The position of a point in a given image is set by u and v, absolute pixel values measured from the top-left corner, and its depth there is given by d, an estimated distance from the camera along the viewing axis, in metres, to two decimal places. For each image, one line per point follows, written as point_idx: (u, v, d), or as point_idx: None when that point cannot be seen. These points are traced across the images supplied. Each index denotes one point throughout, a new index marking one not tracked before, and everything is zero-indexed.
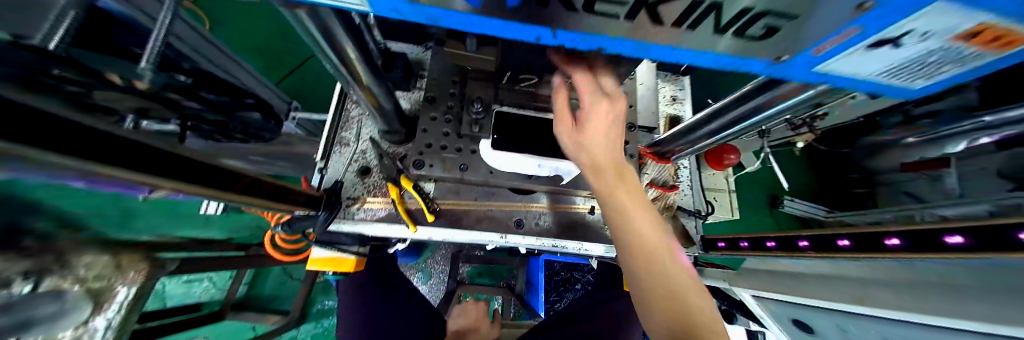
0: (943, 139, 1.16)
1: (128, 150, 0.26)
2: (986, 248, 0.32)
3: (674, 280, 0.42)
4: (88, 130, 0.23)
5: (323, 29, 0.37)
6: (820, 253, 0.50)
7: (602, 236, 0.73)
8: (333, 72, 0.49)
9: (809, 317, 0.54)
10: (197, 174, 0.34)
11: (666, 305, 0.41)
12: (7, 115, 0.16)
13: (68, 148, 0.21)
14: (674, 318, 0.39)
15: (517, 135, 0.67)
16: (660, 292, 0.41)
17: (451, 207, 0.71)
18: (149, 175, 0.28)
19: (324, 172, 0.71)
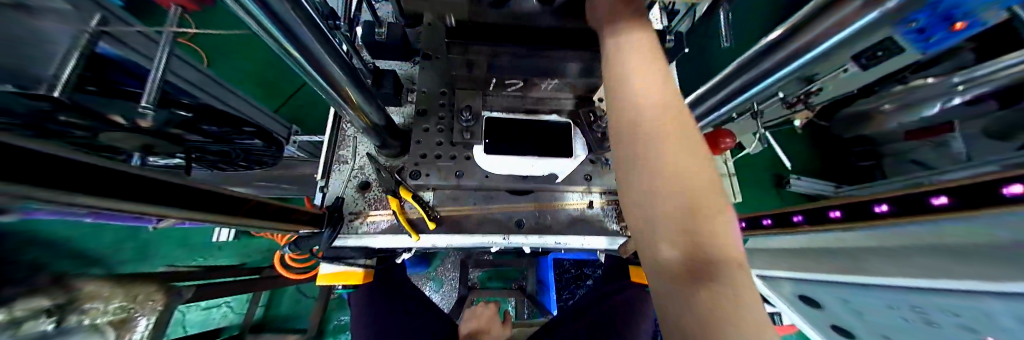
0: (916, 102, 1.18)
1: (137, 185, 0.28)
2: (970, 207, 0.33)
3: (700, 194, 0.28)
4: (100, 169, 0.25)
5: (307, 54, 0.39)
6: (813, 226, 0.52)
7: (603, 229, 0.74)
8: (325, 96, 0.51)
9: (816, 293, 0.58)
10: (202, 203, 0.36)
11: (681, 226, 0.28)
12: (17, 162, 0.18)
13: (81, 187, 0.23)
14: (689, 244, 0.27)
15: (508, 137, 0.68)
16: (676, 210, 0.28)
17: (451, 213, 0.72)
18: (155, 206, 0.30)
19: (326, 191, 0.73)
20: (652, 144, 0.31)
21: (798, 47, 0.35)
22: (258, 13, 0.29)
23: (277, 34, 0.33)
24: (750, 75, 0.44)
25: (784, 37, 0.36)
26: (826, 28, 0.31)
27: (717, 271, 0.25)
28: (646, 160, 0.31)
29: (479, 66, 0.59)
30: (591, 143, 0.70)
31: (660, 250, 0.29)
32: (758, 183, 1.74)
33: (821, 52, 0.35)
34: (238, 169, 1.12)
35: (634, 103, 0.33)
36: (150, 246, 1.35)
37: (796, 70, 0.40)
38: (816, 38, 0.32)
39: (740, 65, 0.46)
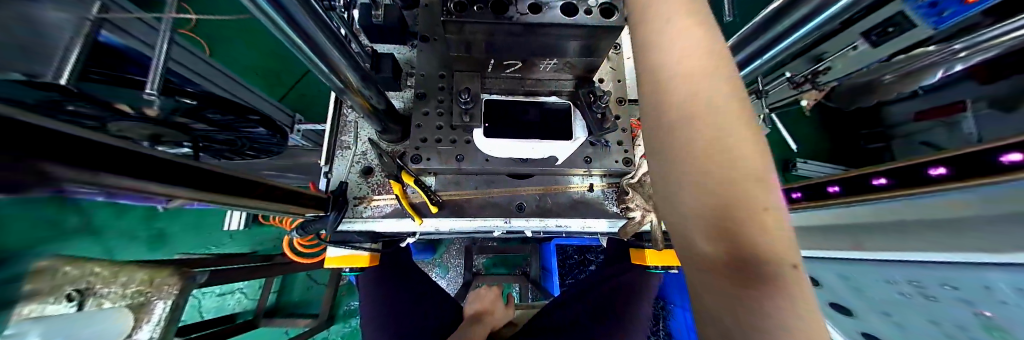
0: (918, 70, 1.05)
1: (156, 167, 0.29)
2: (983, 175, 0.33)
3: (751, 175, 0.20)
4: (121, 151, 0.26)
5: (307, 37, 0.38)
6: (819, 202, 0.51)
7: (605, 212, 0.75)
8: (328, 83, 0.51)
9: (815, 269, 0.62)
10: (216, 184, 0.37)
11: (719, 215, 0.21)
12: (44, 140, 0.19)
13: (109, 168, 0.25)
14: (729, 239, 0.20)
15: (508, 121, 0.68)
16: (707, 196, 0.21)
17: (453, 197, 0.73)
18: (172, 187, 0.32)
19: (330, 176, 0.73)
20: (687, 112, 0.23)
21: (813, 8, 0.34)
22: None
23: (273, 15, 0.32)
24: (762, 43, 0.43)
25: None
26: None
27: (768, 276, 0.18)
28: (677, 134, 0.24)
29: (475, 44, 0.58)
30: (591, 125, 0.69)
31: (696, 245, 0.23)
32: None
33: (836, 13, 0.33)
34: (246, 158, 1.18)
35: (664, 62, 0.25)
36: (164, 236, 1.40)
37: (810, 34, 0.39)
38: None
39: (748, 36, 0.44)
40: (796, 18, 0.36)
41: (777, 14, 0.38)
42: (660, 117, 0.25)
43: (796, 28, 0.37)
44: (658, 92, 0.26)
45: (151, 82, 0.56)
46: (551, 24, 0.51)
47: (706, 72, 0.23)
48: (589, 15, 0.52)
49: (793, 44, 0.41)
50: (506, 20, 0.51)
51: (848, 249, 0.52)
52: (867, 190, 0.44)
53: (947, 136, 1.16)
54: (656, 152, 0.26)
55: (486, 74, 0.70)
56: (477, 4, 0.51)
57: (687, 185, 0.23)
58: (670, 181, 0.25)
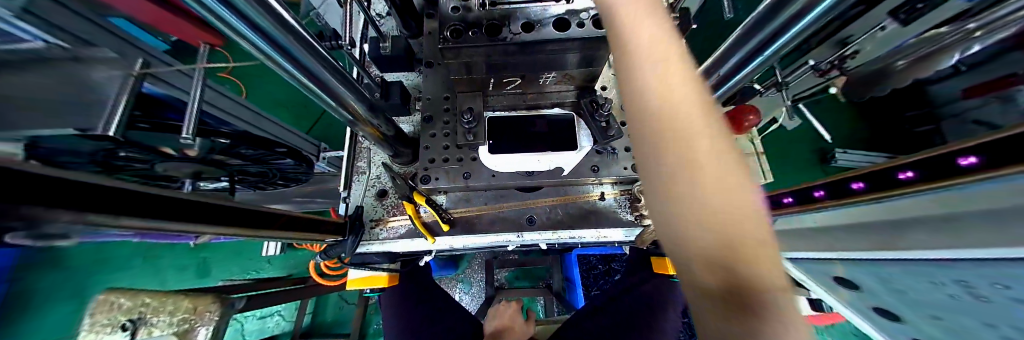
0: (932, 53, 0.97)
1: (197, 210, 0.34)
2: (1001, 164, 0.26)
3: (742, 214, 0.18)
4: (170, 199, 0.31)
5: (315, 79, 0.42)
6: (839, 200, 0.44)
7: (620, 220, 0.72)
8: (341, 119, 0.56)
9: (850, 272, 0.54)
10: (246, 219, 0.42)
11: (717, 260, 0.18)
12: (100, 197, 0.23)
13: (158, 215, 0.29)
14: (732, 273, 0.17)
15: (511, 137, 0.69)
16: (709, 221, 0.18)
17: (464, 214, 0.75)
18: (210, 226, 0.36)
19: (348, 200, 0.77)
20: (669, 126, 0.21)
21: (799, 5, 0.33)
22: (260, 44, 0.33)
23: (281, 62, 0.37)
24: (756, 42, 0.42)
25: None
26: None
27: (767, 309, 0.16)
28: (661, 147, 0.21)
29: (472, 65, 0.60)
30: (595, 134, 0.68)
31: (694, 276, 0.19)
32: (800, 160, 1.58)
33: (829, 6, 0.32)
34: (277, 187, 1.26)
35: (642, 69, 0.22)
36: (211, 265, 1.54)
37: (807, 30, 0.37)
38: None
39: (742, 35, 0.43)
40: (786, 15, 0.35)
41: (767, 11, 0.37)
42: (642, 129, 0.22)
43: (788, 26, 0.37)
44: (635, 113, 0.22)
45: (187, 127, 0.63)
46: (548, 41, 0.52)
47: (688, 84, 0.21)
48: (581, 28, 0.53)
49: (793, 39, 0.39)
50: (500, 41, 0.53)
51: (875, 249, 0.46)
52: (893, 187, 0.36)
53: (1001, 112, 1.02)
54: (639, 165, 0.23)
55: (488, 92, 0.71)
56: (471, 30, 0.54)
57: (687, 225, 0.19)
58: (655, 199, 0.21)
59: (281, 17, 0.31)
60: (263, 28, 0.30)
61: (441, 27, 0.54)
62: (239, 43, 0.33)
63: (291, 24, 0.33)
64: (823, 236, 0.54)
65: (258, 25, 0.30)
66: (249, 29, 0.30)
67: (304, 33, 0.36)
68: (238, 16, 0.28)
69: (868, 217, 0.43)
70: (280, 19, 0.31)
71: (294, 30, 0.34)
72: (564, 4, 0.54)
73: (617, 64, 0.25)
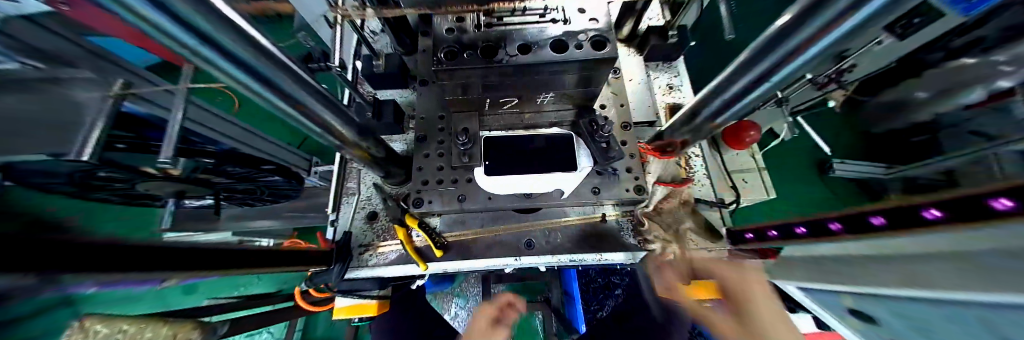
0: None
1: (183, 255, 0.32)
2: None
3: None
4: (155, 248, 0.29)
5: (298, 106, 0.40)
6: (861, 236, 0.40)
7: (621, 243, 0.70)
8: (328, 144, 0.53)
9: (869, 312, 0.43)
10: (230, 259, 0.39)
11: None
12: (87, 258, 0.22)
13: (148, 266, 0.27)
14: None
15: (508, 158, 0.67)
16: None
17: (459, 238, 0.72)
18: (199, 271, 0.34)
19: (336, 224, 0.74)
20: None
21: (806, 37, 0.31)
22: (238, 75, 0.31)
23: (262, 92, 0.34)
24: (759, 71, 0.40)
25: (789, 26, 0.32)
26: (835, 9, 0.27)
27: None
28: None
29: (465, 85, 0.58)
30: (595, 154, 0.66)
31: None
32: (800, 174, 1.58)
33: (838, 39, 0.30)
34: (266, 202, 1.23)
35: None
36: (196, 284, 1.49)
37: (813, 61, 0.36)
38: (826, 24, 0.29)
39: (744, 62, 0.42)
40: (791, 46, 0.34)
41: (771, 41, 0.36)
42: None
43: (793, 57, 0.35)
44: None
45: (166, 151, 0.60)
46: (545, 63, 0.50)
47: None
48: (580, 49, 0.51)
49: (799, 69, 0.38)
50: (497, 63, 0.51)
51: (896, 289, 0.36)
52: (922, 223, 0.32)
53: None
54: None
55: (484, 112, 0.69)
56: (466, 52, 0.52)
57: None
58: None
59: (264, 48, 0.29)
60: (243, 61, 0.29)
61: (435, 49, 0.52)
62: (214, 75, 0.31)
63: (275, 55, 0.31)
64: (835, 267, 0.46)
65: (237, 58, 0.28)
66: (227, 62, 0.28)
67: (288, 62, 0.34)
68: (216, 51, 0.26)
69: (896, 255, 0.37)
70: (262, 50, 0.29)
71: (278, 61, 0.32)
72: (561, 25, 0.53)
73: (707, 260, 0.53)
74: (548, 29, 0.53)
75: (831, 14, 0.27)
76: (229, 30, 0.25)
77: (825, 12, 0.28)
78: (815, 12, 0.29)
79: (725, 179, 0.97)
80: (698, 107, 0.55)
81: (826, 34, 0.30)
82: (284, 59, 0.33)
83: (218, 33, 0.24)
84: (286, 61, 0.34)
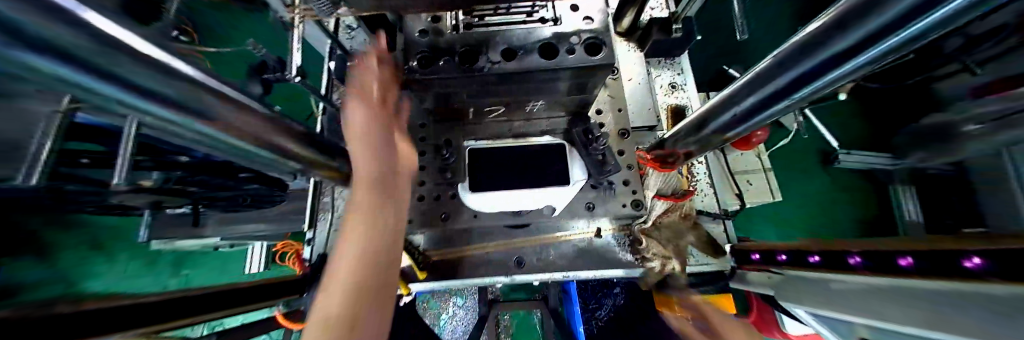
0: None
1: (165, 309, 0.29)
2: None
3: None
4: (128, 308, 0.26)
5: (239, 135, 0.34)
6: (883, 276, 0.33)
7: (618, 260, 0.65)
8: (288, 168, 0.48)
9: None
10: (221, 302, 0.37)
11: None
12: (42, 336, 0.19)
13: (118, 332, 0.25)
14: None
15: (494, 172, 0.62)
16: None
17: (443, 256, 0.67)
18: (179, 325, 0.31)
19: (314, 243, 0.70)
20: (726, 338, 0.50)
21: (840, 51, 0.26)
22: (157, 112, 0.25)
23: (190, 124, 0.28)
24: (776, 85, 0.35)
25: (819, 36, 0.26)
26: (883, 20, 0.21)
27: None
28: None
29: (444, 95, 0.52)
30: (590, 167, 0.60)
31: None
32: (806, 170, 1.52)
33: (879, 54, 0.25)
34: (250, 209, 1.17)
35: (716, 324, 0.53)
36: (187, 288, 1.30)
37: (844, 77, 0.30)
38: (868, 38, 0.23)
39: (760, 73, 0.36)
40: (818, 59, 0.28)
41: (793, 51, 0.30)
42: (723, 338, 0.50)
43: (820, 72, 0.29)
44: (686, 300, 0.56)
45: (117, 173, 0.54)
46: (532, 71, 0.44)
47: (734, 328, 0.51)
48: (572, 54, 0.44)
49: (825, 85, 0.32)
50: (477, 71, 0.44)
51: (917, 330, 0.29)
52: (961, 275, 0.26)
53: None
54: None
55: (469, 120, 0.63)
56: (442, 58, 0.45)
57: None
58: None
59: (186, 77, 0.24)
60: (166, 96, 0.23)
61: (407, 56, 0.46)
62: (122, 111, 0.25)
63: (203, 82, 0.26)
64: (844, 294, 0.38)
65: (157, 94, 0.23)
66: (141, 100, 0.22)
67: (223, 88, 0.28)
68: (128, 89, 0.20)
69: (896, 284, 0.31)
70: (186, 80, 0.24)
71: (208, 88, 0.26)
72: (551, 25, 0.47)
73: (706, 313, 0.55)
74: (537, 31, 0.46)
75: (878, 27, 0.21)
76: (142, 63, 0.20)
77: (869, 24, 0.22)
78: (856, 22, 0.23)
79: (730, 182, 0.92)
80: (703, 117, 0.49)
81: (867, 48, 0.24)
82: (219, 85, 0.28)
83: (131, 69, 0.19)
84: (220, 86, 0.28)
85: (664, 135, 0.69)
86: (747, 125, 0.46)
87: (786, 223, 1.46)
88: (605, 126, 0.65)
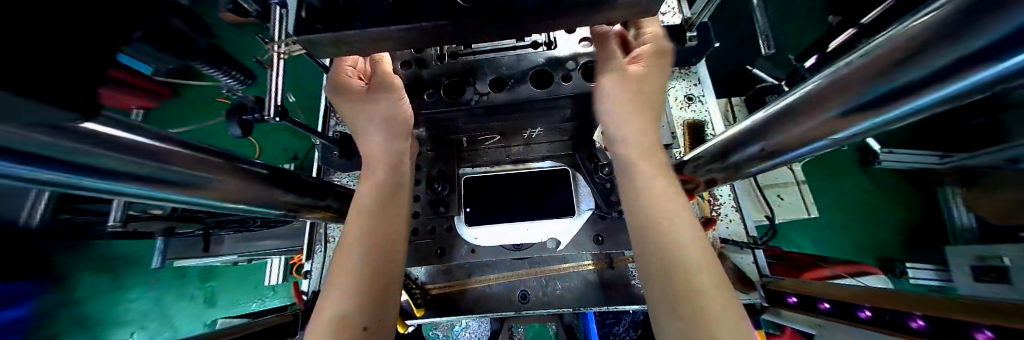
0: None
1: None
2: None
3: (692, 244, 0.32)
4: None
5: (201, 191, 0.32)
6: None
7: (632, 294, 0.59)
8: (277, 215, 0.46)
9: None
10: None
11: (658, 257, 0.33)
12: None
13: None
14: (673, 287, 0.31)
15: (491, 201, 0.57)
16: (660, 260, 0.32)
17: (442, 290, 0.63)
18: None
19: (312, 275, 0.69)
20: (653, 214, 0.34)
21: (898, 87, 0.21)
22: (87, 182, 0.23)
23: (134, 189, 0.27)
24: (818, 119, 0.29)
25: (869, 67, 0.22)
26: (956, 60, 0.16)
27: (685, 295, 0.30)
28: (651, 216, 0.35)
29: (438, 128, 0.49)
30: (597, 196, 0.55)
31: (648, 262, 0.34)
32: (842, 174, 1.38)
33: (947, 98, 0.20)
34: None
35: (646, 197, 0.36)
36: (218, 296, 1.37)
37: (908, 118, 0.24)
38: (936, 74, 0.18)
39: (794, 103, 0.31)
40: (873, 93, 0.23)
41: (840, 80, 0.25)
42: (650, 220, 0.34)
43: (872, 109, 0.24)
44: (618, 148, 0.39)
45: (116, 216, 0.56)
46: (524, 102, 0.40)
47: (668, 199, 0.35)
48: (568, 82, 0.41)
49: (879, 126, 0.27)
50: (464, 104, 0.41)
51: None
52: None
53: None
54: (642, 236, 0.35)
55: (465, 148, 0.60)
56: (427, 92, 0.43)
57: (652, 229, 0.34)
58: (643, 240, 0.35)
59: (116, 140, 0.22)
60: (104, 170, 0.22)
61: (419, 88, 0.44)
62: (43, 187, 0.23)
63: (136, 144, 0.23)
64: None
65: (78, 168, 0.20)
66: (64, 172, 0.20)
67: (169, 147, 0.26)
68: (46, 165, 0.19)
69: None
70: (114, 142, 0.22)
71: (144, 149, 0.24)
72: (544, 50, 0.43)
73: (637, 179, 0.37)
74: (528, 57, 0.43)
75: (941, 67, 0.17)
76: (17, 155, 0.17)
77: (939, 62, 0.17)
78: (922, 58, 0.18)
79: (758, 197, 0.83)
80: (731, 143, 0.43)
81: (936, 88, 0.19)
82: (160, 144, 0.26)
83: (48, 146, 0.18)
84: (164, 146, 0.26)
85: (681, 154, 0.62)
86: (776, 159, 0.40)
87: (820, 233, 1.33)
88: (612, 148, 0.62)
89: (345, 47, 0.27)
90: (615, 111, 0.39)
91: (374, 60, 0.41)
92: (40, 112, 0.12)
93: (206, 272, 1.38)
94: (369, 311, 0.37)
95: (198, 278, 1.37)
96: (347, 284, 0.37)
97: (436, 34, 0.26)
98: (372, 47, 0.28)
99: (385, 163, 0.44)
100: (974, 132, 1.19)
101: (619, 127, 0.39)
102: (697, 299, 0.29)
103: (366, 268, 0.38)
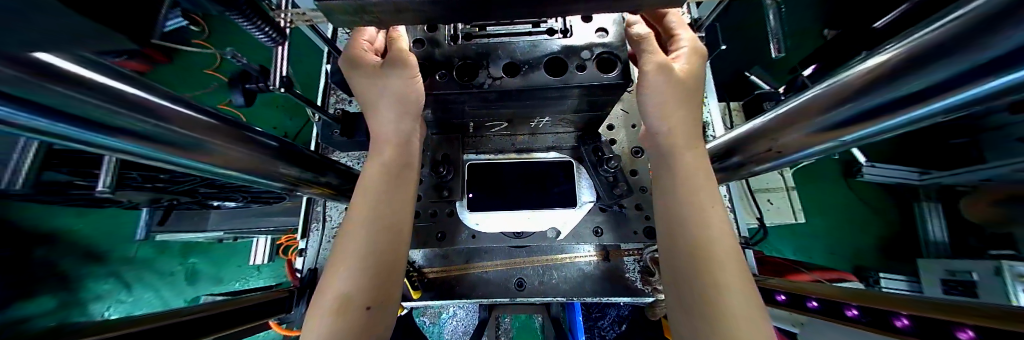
0: None
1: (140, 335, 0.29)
2: None
3: (721, 241, 0.35)
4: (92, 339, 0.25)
5: (205, 156, 0.31)
6: None
7: (626, 287, 0.61)
8: (278, 187, 0.45)
9: None
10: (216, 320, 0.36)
11: (690, 249, 0.36)
12: None
13: None
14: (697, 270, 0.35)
15: (493, 187, 0.58)
16: (687, 245, 0.36)
17: (439, 274, 0.64)
18: None
19: (305, 254, 0.68)
20: (686, 203, 0.38)
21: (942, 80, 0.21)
22: (79, 134, 0.22)
23: (132, 147, 0.26)
24: (830, 119, 0.30)
25: (906, 62, 0.23)
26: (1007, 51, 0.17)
27: (705, 278, 0.34)
28: (683, 207, 0.38)
29: (449, 111, 0.49)
30: (600, 188, 0.56)
31: (676, 245, 0.37)
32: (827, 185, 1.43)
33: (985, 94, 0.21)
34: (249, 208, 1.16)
35: (682, 187, 0.39)
36: (198, 271, 1.32)
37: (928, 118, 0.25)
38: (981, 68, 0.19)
39: (814, 95, 0.32)
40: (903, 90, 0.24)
41: (869, 74, 0.26)
42: (685, 206, 0.38)
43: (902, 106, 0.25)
44: (660, 139, 0.42)
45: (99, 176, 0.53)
46: (537, 89, 0.40)
47: (703, 191, 0.38)
48: (583, 71, 0.40)
49: (898, 127, 0.28)
50: (476, 87, 0.41)
51: None
52: None
53: None
54: (673, 222, 0.38)
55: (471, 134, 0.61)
56: (440, 72, 0.42)
57: (685, 223, 0.37)
58: (674, 224, 0.38)
59: (112, 91, 0.21)
60: None
61: (456, 65, 0.43)
62: (33, 137, 0.22)
63: (132, 97, 0.22)
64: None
65: None
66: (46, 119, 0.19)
67: (172, 107, 0.26)
68: (30, 107, 0.18)
69: None
70: (109, 93, 0.21)
71: (142, 104, 0.23)
72: (560, 38, 0.43)
73: (673, 171, 0.40)
74: (543, 44, 0.43)
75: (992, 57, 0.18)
76: None
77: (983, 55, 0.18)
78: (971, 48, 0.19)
79: (749, 202, 0.88)
80: (732, 143, 0.45)
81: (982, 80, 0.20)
82: (160, 100, 0.25)
83: (29, 88, 0.16)
84: (164, 103, 0.25)
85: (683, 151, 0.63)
86: (777, 161, 0.42)
87: (802, 240, 1.39)
88: (616, 143, 0.62)
89: (367, 16, 0.26)
90: (660, 106, 0.41)
91: (391, 37, 0.40)
92: (77, 45, 0.12)
93: (186, 249, 1.34)
94: (372, 291, 0.37)
95: (180, 254, 1.34)
96: (362, 259, 0.38)
97: (457, 9, 0.26)
98: (394, 19, 0.27)
99: (396, 143, 0.44)
100: (953, 151, 1.25)
101: (663, 120, 0.41)
102: (716, 283, 0.33)
103: (384, 244, 0.39)
